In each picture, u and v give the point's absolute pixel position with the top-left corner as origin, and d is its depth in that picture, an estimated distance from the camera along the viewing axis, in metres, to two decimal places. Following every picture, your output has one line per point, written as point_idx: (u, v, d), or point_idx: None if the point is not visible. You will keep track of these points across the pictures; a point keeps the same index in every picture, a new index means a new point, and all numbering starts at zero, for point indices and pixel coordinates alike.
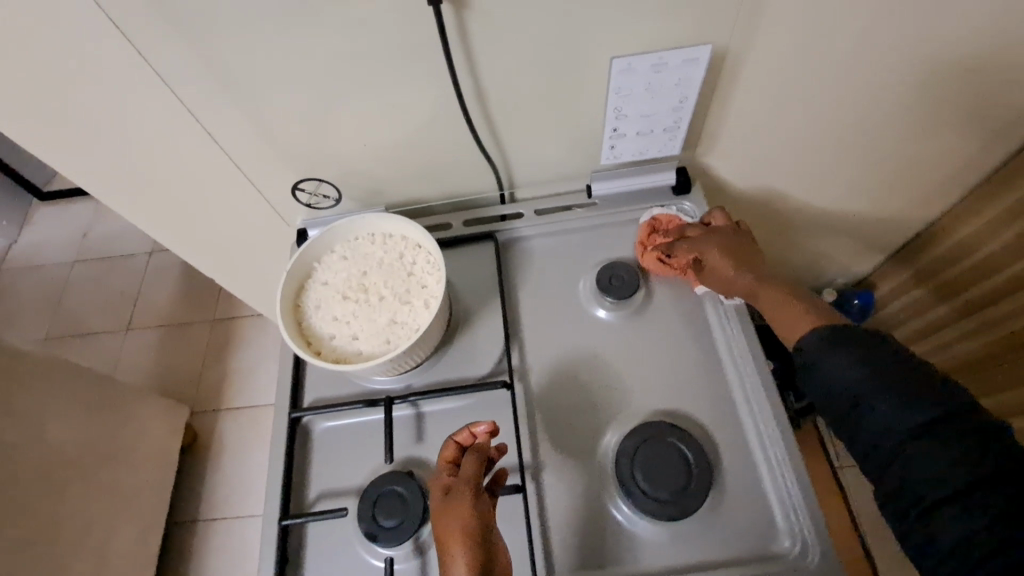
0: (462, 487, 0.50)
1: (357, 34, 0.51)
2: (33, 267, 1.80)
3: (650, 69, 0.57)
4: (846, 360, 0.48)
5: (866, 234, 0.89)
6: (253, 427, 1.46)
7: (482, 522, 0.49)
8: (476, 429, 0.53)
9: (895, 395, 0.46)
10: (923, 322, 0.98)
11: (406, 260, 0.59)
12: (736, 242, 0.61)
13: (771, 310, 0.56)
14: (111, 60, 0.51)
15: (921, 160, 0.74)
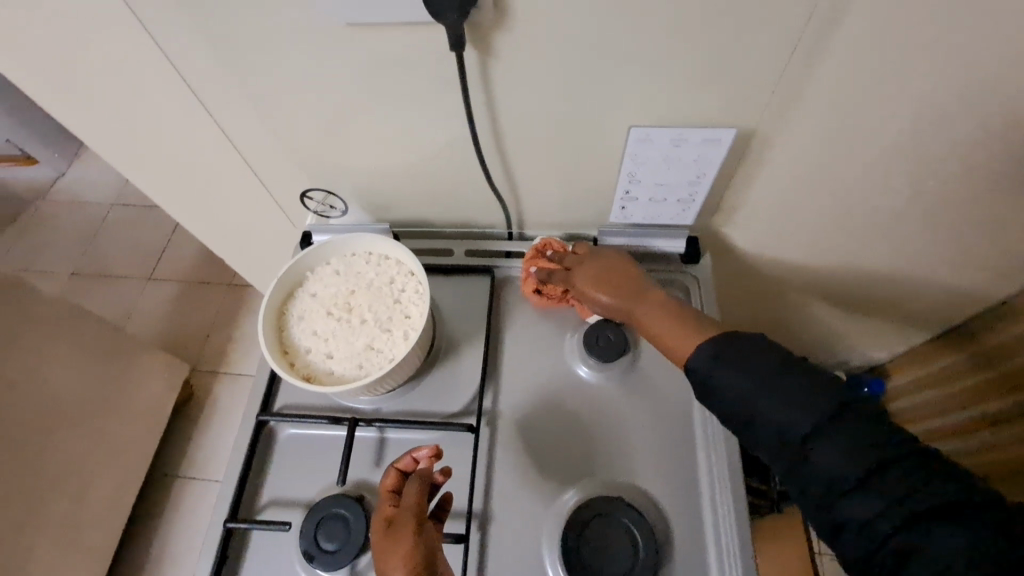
0: (403, 515, 0.49)
1: (379, 66, 0.52)
2: (75, 203, 1.89)
3: (671, 140, 0.57)
4: (734, 371, 0.48)
5: (883, 316, 0.87)
6: (235, 392, 1.50)
7: (424, 547, 0.47)
8: (417, 454, 0.53)
9: (788, 400, 0.45)
10: (958, 418, 0.89)
11: (395, 286, 0.59)
12: (604, 265, 0.61)
13: (653, 328, 0.55)
14: (145, 51, 0.53)
15: (946, 259, 0.71)
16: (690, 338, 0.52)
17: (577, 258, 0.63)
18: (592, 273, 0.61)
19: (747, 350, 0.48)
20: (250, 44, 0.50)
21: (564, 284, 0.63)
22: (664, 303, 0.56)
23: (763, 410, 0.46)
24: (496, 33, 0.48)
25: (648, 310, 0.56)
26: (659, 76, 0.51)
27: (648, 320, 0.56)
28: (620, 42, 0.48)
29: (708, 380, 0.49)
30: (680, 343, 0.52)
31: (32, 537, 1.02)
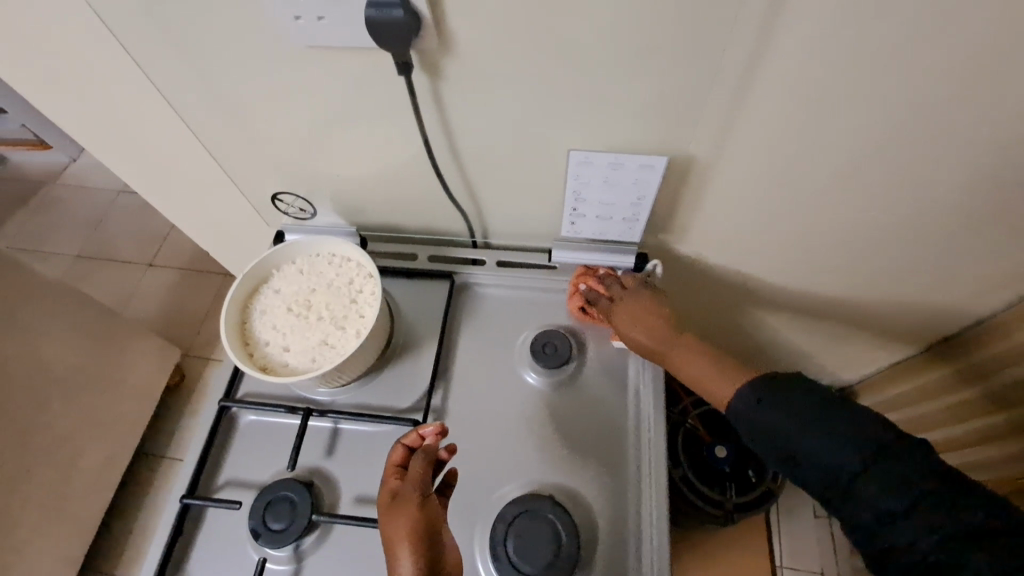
0: (409, 487, 0.53)
1: (339, 83, 0.56)
2: (84, 188, 1.96)
3: (609, 163, 0.60)
4: (777, 412, 0.53)
5: (837, 330, 0.90)
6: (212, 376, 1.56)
7: (428, 520, 0.51)
8: (425, 430, 0.57)
9: (827, 434, 0.50)
10: (949, 434, 0.88)
11: (353, 286, 0.63)
12: (647, 304, 0.65)
13: (695, 371, 0.61)
14: (126, 60, 0.57)
15: (888, 279, 0.75)
16: (727, 384, 0.59)
17: (624, 293, 0.67)
18: (635, 307, 0.65)
19: (785, 391, 0.53)
20: (219, 59, 0.55)
21: (607, 314, 0.67)
22: (701, 349, 0.62)
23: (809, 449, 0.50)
24: (443, 60, 0.52)
25: (687, 354, 0.62)
26: (598, 104, 0.55)
27: (688, 363, 0.62)
28: (559, 73, 0.52)
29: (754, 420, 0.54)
30: (719, 388, 0.59)
31: (21, 507, 1.08)
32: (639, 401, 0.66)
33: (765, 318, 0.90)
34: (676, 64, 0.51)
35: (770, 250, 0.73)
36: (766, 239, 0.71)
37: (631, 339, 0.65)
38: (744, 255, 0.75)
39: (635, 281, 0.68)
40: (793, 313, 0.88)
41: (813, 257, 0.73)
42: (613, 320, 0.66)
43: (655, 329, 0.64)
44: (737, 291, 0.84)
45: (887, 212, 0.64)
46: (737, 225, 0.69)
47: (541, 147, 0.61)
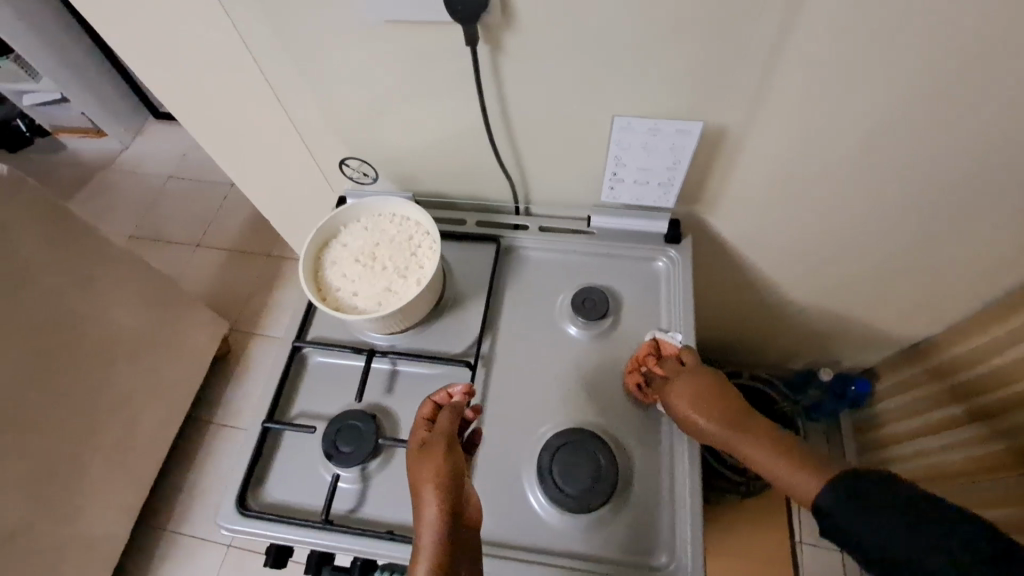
0: (436, 437, 0.59)
1: (408, 56, 0.63)
2: (135, 173, 2.09)
3: (648, 130, 0.67)
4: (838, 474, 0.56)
5: (861, 299, 0.95)
6: (256, 349, 1.66)
7: (453, 465, 0.57)
8: (453, 389, 0.64)
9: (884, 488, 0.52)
10: (945, 414, 1.00)
11: (413, 242, 0.71)
12: (709, 386, 0.64)
13: (769, 465, 0.59)
14: (221, 35, 0.65)
15: (906, 247, 0.81)
16: (811, 479, 0.56)
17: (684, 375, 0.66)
18: (693, 391, 0.64)
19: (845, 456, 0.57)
20: (306, 35, 0.62)
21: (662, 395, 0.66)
22: (773, 441, 0.60)
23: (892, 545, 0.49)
24: (504, 34, 0.59)
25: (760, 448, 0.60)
26: (641, 75, 0.61)
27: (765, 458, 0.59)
28: (607, 46, 0.59)
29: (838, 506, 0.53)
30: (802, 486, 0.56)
31: (90, 458, 1.18)
32: None
33: (787, 288, 0.96)
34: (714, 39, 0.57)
35: (795, 220, 0.79)
36: (791, 208, 0.77)
37: (699, 429, 0.63)
38: (770, 225, 0.81)
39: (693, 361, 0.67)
40: (814, 285, 0.93)
41: (835, 227, 0.79)
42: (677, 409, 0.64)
43: (717, 420, 0.62)
44: (761, 261, 0.89)
45: (905, 178, 0.69)
46: (766, 193, 0.75)
47: (586, 116, 0.67)
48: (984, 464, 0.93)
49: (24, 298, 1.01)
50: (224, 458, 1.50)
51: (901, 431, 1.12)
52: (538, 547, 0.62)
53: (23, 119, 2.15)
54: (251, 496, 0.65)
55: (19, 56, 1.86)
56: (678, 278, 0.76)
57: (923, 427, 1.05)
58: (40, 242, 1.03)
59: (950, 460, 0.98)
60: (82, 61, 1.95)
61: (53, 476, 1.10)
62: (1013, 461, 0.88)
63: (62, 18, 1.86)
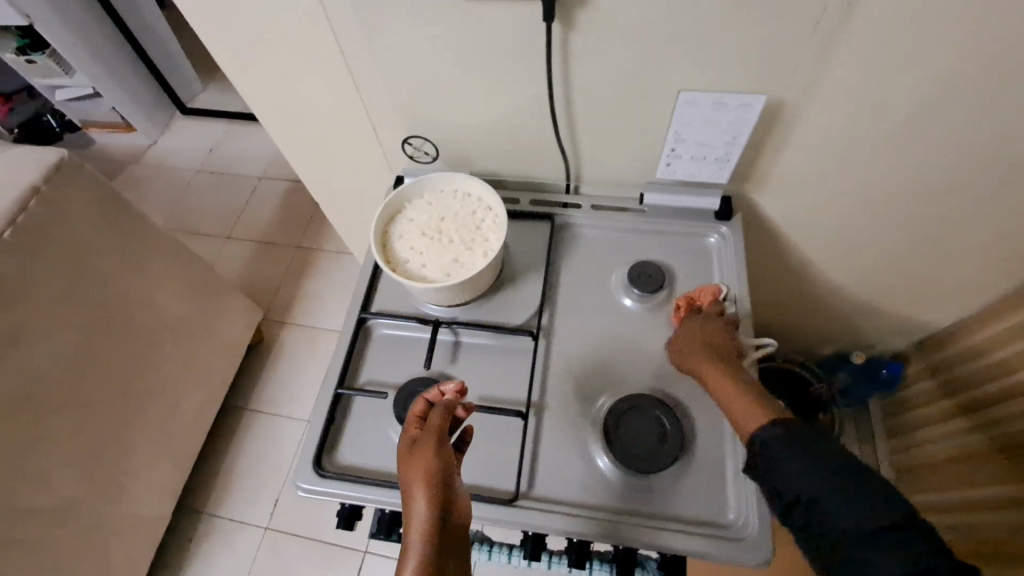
0: (427, 436, 0.57)
1: (480, 35, 0.65)
2: (164, 167, 2.13)
3: (711, 105, 0.69)
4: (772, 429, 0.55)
5: (901, 282, 0.96)
6: (288, 338, 1.69)
7: (443, 465, 0.55)
8: (446, 387, 0.62)
9: (798, 442, 0.52)
10: (952, 403, 1.06)
11: (477, 216, 0.73)
12: (721, 330, 0.67)
13: (726, 398, 0.61)
14: (298, 15, 0.68)
15: (951, 229, 0.82)
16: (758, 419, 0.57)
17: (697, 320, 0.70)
18: (704, 327, 0.68)
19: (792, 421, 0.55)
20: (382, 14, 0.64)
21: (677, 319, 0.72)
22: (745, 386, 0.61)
23: (815, 499, 0.49)
24: (578, 12, 0.61)
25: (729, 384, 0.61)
26: (706, 52, 0.63)
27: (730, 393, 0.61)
28: (680, 21, 0.60)
29: (774, 460, 0.53)
30: (748, 421, 0.57)
31: (138, 440, 1.19)
32: None
33: (827, 271, 0.98)
34: (788, 14, 0.58)
35: (844, 199, 0.80)
36: (840, 187, 0.79)
37: (688, 352, 0.67)
38: (818, 204, 0.82)
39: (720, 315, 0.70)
40: (855, 267, 0.95)
41: (881, 208, 0.81)
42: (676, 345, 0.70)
43: (712, 351, 0.65)
44: (804, 243, 0.91)
45: (957, 159, 0.71)
46: (818, 171, 0.76)
47: (651, 92, 0.69)
48: (975, 450, 0.99)
49: (83, 279, 1.03)
50: (259, 444, 1.52)
51: (912, 420, 1.17)
52: (606, 507, 0.65)
53: (53, 114, 2.19)
54: (326, 458, 0.68)
55: (54, 52, 1.88)
56: (730, 254, 0.78)
57: (932, 416, 1.11)
58: (97, 224, 1.06)
59: (963, 444, 1.01)
60: (115, 56, 1.99)
61: (106, 456, 1.12)
62: (1000, 447, 0.94)
63: (96, 15, 1.90)
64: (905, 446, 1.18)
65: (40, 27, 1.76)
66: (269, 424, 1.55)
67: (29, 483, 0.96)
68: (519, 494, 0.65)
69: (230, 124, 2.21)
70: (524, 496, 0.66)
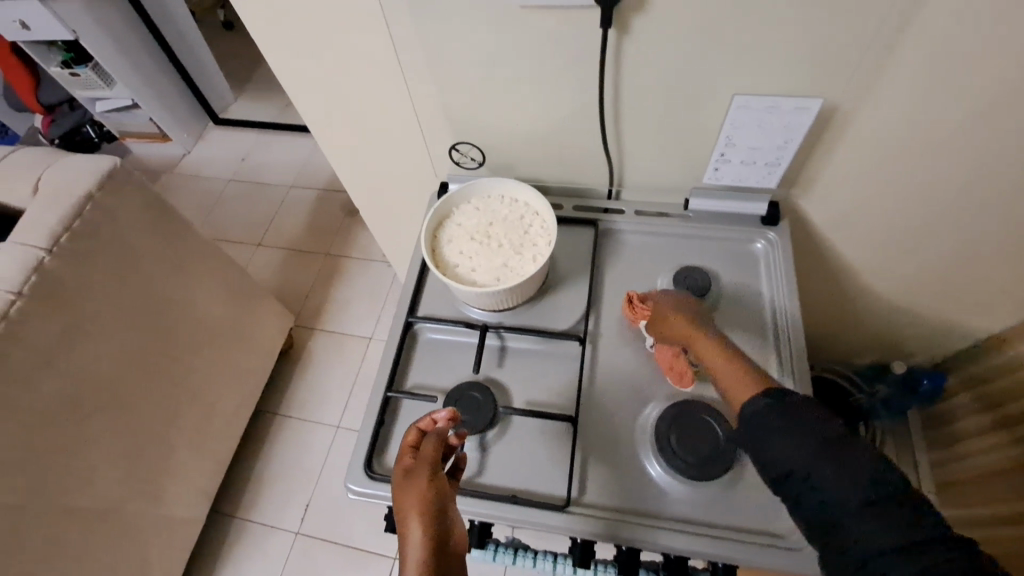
0: (421, 465, 0.57)
1: (534, 41, 0.66)
2: (197, 176, 2.18)
3: (764, 109, 0.68)
4: (760, 403, 0.52)
5: (949, 294, 0.94)
6: (318, 343, 1.70)
7: (437, 493, 0.54)
8: (437, 416, 0.62)
9: (793, 420, 0.49)
10: (983, 419, 1.07)
11: (525, 221, 0.74)
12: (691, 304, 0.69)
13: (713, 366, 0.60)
14: (354, 22, 0.69)
15: (1008, 241, 0.80)
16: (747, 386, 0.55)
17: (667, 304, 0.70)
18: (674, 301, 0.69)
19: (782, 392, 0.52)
20: (438, 20, 0.66)
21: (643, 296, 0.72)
22: (729, 353, 0.60)
23: (808, 470, 0.46)
24: (633, 16, 0.61)
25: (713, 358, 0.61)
26: (763, 57, 0.63)
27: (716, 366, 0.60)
28: (738, 26, 0.60)
29: (762, 432, 0.50)
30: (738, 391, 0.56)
31: (176, 443, 1.20)
32: (776, 331, 0.73)
33: (872, 281, 0.96)
34: (849, 16, 0.57)
35: (894, 207, 0.79)
36: (891, 194, 0.77)
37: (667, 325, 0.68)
38: (866, 212, 0.81)
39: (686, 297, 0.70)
40: (902, 277, 0.93)
41: (934, 216, 0.79)
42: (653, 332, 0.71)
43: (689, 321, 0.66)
44: (850, 251, 0.90)
45: (1018, 168, 0.69)
46: (868, 177, 0.75)
47: (702, 96, 0.69)
48: (1007, 466, 1.00)
49: (131, 282, 1.06)
50: (289, 449, 1.53)
51: (946, 434, 1.17)
52: (660, 515, 0.64)
53: (93, 125, 2.26)
54: (376, 461, 0.68)
55: (96, 64, 1.94)
56: (778, 259, 0.78)
57: (965, 430, 1.12)
58: (145, 228, 1.09)
59: (1016, 454, 0.98)
60: (153, 69, 2.05)
61: (145, 458, 1.13)
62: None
63: (136, 29, 1.97)
64: (938, 461, 1.18)
65: (85, 41, 1.83)
66: (300, 429, 1.56)
67: (71, 484, 0.98)
68: (570, 500, 0.65)
69: (261, 134, 2.26)
70: (575, 503, 0.65)
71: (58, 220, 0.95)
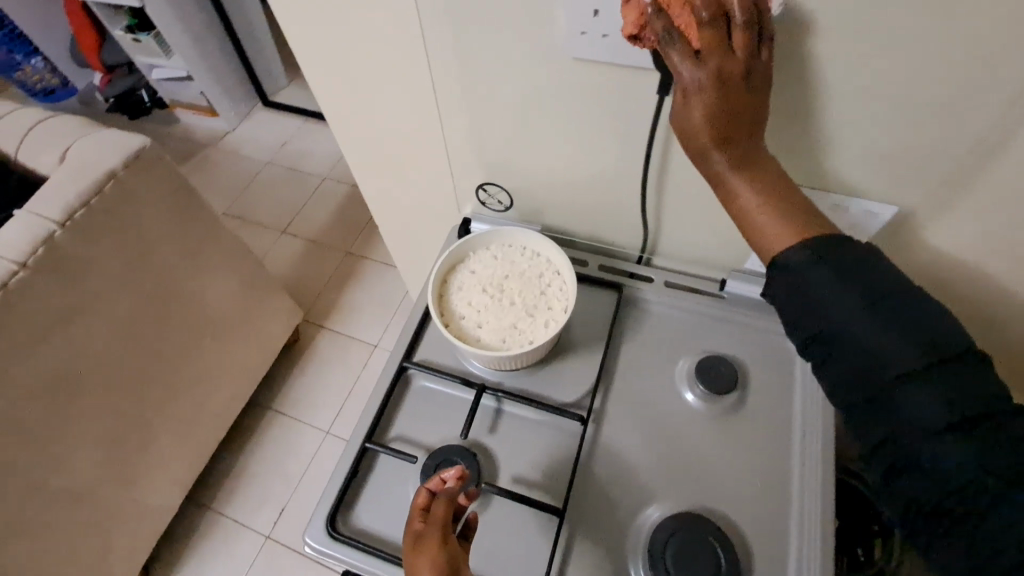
0: (431, 529, 0.52)
1: (583, 95, 0.60)
2: (237, 154, 2.19)
3: (828, 206, 0.61)
4: (826, 275, 0.44)
5: None
6: (323, 343, 1.67)
7: (450, 560, 0.50)
8: (446, 474, 0.57)
9: (875, 313, 0.42)
10: None
11: (543, 280, 0.68)
12: (741, 102, 0.45)
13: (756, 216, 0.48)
14: (393, 50, 0.65)
15: None
16: (785, 236, 0.46)
17: (729, 72, 0.44)
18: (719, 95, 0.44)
19: (849, 252, 0.44)
20: (482, 59, 0.61)
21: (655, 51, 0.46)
22: (778, 200, 0.47)
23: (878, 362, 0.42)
24: None
25: (756, 181, 0.47)
26: (835, 151, 0.56)
27: (741, 189, 0.47)
28: (811, 115, 0.54)
29: (824, 307, 0.44)
30: (772, 234, 0.47)
31: (161, 429, 1.18)
32: (804, 446, 0.64)
33: None
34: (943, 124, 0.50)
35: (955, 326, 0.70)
36: (958, 311, 0.68)
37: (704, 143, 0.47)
38: None
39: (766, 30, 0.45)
40: None
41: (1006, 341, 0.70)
42: (695, 112, 0.45)
43: (729, 132, 0.46)
44: None
45: None
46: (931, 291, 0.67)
47: None
48: None
49: (141, 264, 1.04)
50: (275, 449, 1.50)
51: None
52: None
53: (148, 90, 2.29)
54: (341, 518, 0.63)
55: (158, 34, 1.97)
56: None
57: None
58: (164, 211, 1.07)
59: None
60: (212, 45, 2.08)
61: (126, 443, 1.10)
62: None
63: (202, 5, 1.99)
64: None
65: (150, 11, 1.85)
66: (289, 429, 1.52)
67: (44, 462, 0.95)
68: None
69: (305, 122, 2.27)
70: None
71: (76, 195, 0.93)
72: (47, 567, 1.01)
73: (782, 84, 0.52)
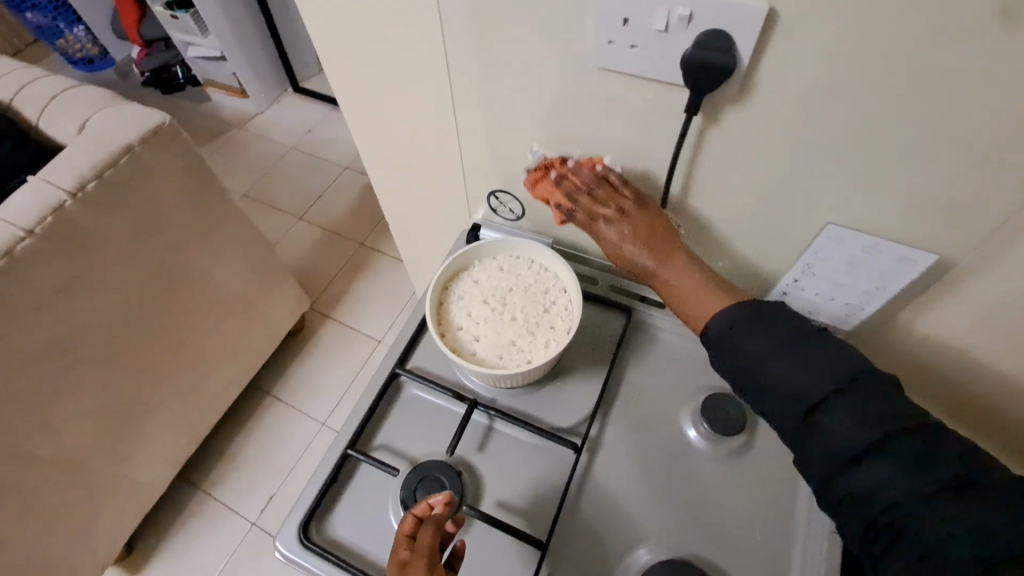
0: (417, 557, 0.49)
1: (606, 107, 0.57)
2: (263, 138, 2.20)
3: (812, 299, 0.65)
4: (748, 337, 0.48)
5: None
6: (327, 333, 1.66)
7: None
8: (433, 500, 0.55)
9: (794, 355, 0.46)
10: None
11: (547, 297, 0.65)
12: (633, 224, 0.58)
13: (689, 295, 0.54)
14: (412, 46, 0.62)
15: None
16: (714, 303, 0.52)
17: (611, 215, 0.58)
18: (614, 228, 0.58)
19: (764, 311, 0.49)
20: (504, 62, 0.58)
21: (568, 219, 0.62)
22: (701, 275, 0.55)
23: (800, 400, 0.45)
24: (729, 109, 0.52)
25: (677, 267, 0.55)
26: (872, 189, 0.52)
27: (669, 279, 0.55)
28: (851, 147, 0.49)
29: (750, 363, 0.48)
30: (706, 305, 0.53)
31: (156, 407, 1.17)
32: (810, 500, 0.60)
33: None
34: (1000, 170, 0.45)
35: (987, 387, 0.65)
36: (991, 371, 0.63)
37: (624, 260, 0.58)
38: (950, 385, 0.67)
39: (618, 179, 0.61)
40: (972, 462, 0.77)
41: None
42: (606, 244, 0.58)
43: (639, 244, 0.57)
44: None
45: None
46: (964, 348, 0.62)
47: (786, 209, 0.58)
48: None
49: (149, 240, 1.03)
50: (269, 435, 1.49)
51: None
52: None
53: (182, 67, 2.32)
54: (315, 526, 0.60)
55: (196, 13, 1.99)
56: None
57: None
58: (178, 188, 1.06)
59: None
60: (247, 28, 2.09)
61: (119, 418, 1.10)
62: None
63: None
64: None
65: None
66: (285, 417, 1.51)
67: (35, 430, 0.95)
68: None
69: (332, 111, 2.28)
70: None
71: (90, 166, 0.92)
72: (30, 536, 1.00)
73: (822, 113, 0.48)
